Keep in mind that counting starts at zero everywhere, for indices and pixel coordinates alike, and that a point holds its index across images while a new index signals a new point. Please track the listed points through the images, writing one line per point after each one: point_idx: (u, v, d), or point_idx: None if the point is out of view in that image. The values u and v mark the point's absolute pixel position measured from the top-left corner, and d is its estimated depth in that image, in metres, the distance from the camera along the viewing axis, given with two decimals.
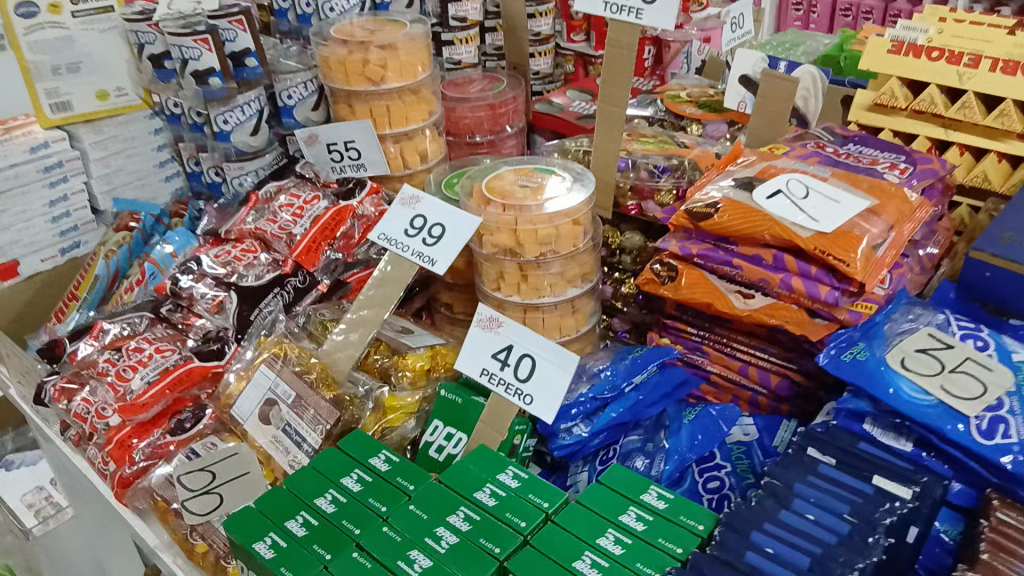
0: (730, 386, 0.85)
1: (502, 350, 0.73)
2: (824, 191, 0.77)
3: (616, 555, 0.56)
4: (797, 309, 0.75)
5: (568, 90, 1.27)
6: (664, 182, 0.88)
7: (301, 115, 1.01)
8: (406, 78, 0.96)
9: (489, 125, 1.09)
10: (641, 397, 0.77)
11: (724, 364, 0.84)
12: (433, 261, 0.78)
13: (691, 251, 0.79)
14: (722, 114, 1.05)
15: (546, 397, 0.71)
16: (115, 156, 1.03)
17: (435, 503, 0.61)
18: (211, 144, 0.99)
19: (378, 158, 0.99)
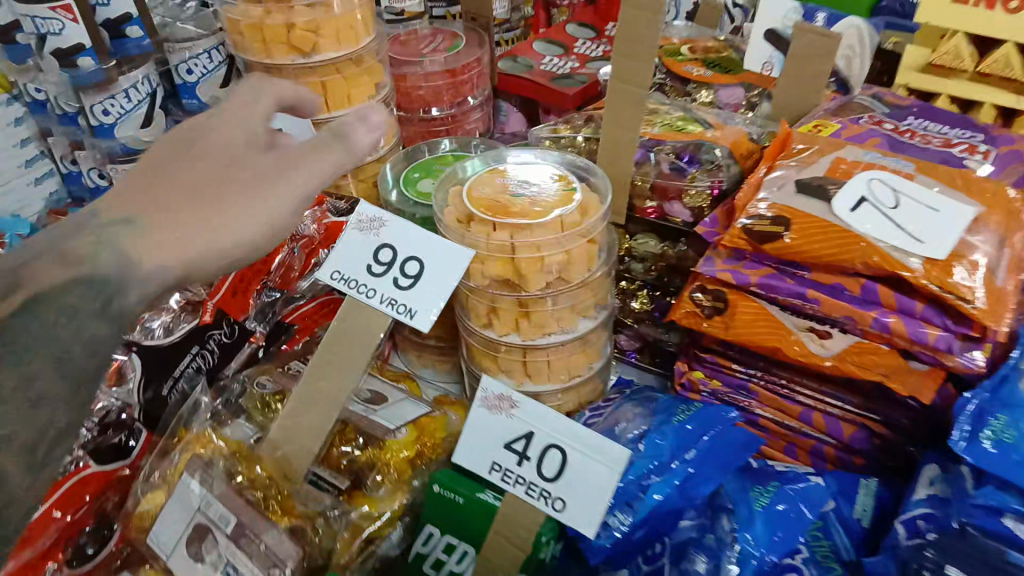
0: (784, 432, 0.69)
1: (519, 438, 0.54)
2: (918, 197, 0.59)
3: None
4: (890, 352, 0.58)
5: (534, 41, 1.05)
6: (696, 178, 0.68)
7: (206, 94, 0.77)
8: (345, 44, 0.73)
9: (449, 96, 0.88)
10: (692, 472, 0.59)
11: (778, 408, 0.68)
12: (411, 312, 0.57)
13: (747, 279, 0.61)
14: (737, 76, 0.87)
15: (583, 502, 0.52)
16: None
17: None
18: (90, 142, 0.74)
19: None
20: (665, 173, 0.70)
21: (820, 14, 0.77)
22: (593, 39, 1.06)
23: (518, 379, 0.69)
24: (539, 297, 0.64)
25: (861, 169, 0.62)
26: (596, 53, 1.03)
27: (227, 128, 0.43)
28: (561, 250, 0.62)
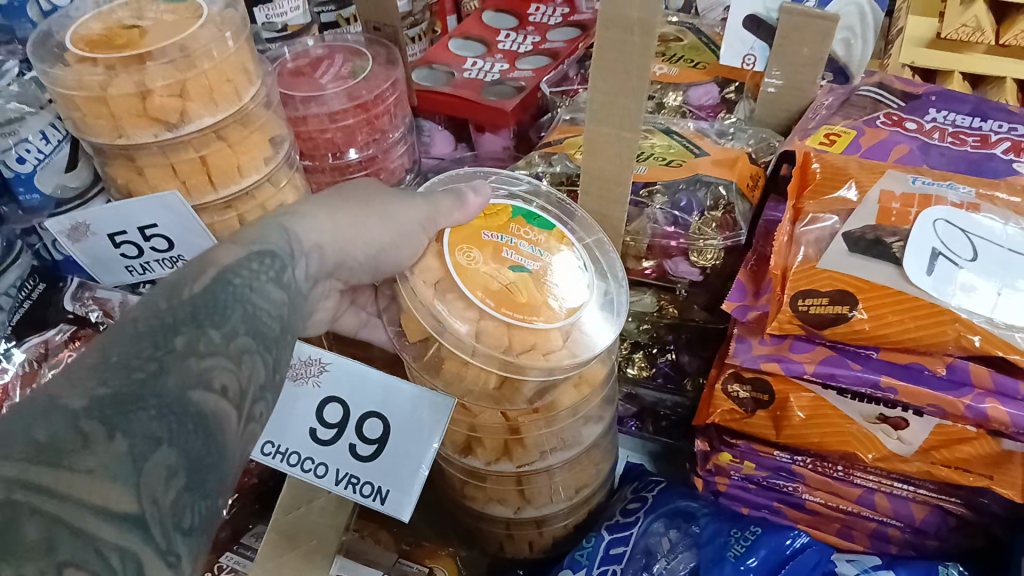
0: (838, 515, 0.57)
1: None
2: (996, 238, 0.47)
3: None
4: (983, 439, 0.47)
5: (449, 40, 0.88)
6: (703, 227, 0.55)
7: (50, 184, 0.56)
8: (224, 104, 0.52)
9: (364, 134, 0.71)
10: None
11: (832, 492, 0.56)
12: (382, 493, 0.42)
13: (802, 370, 0.47)
14: (707, 71, 0.73)
15: None
16: None
17: None
18: None
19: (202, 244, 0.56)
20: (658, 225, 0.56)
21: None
22: (516, 29, 0.90)
23: (516, 506, 0.54)
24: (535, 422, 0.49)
25: (917, 205, 0.49)
26: (524, 46, 0.87)
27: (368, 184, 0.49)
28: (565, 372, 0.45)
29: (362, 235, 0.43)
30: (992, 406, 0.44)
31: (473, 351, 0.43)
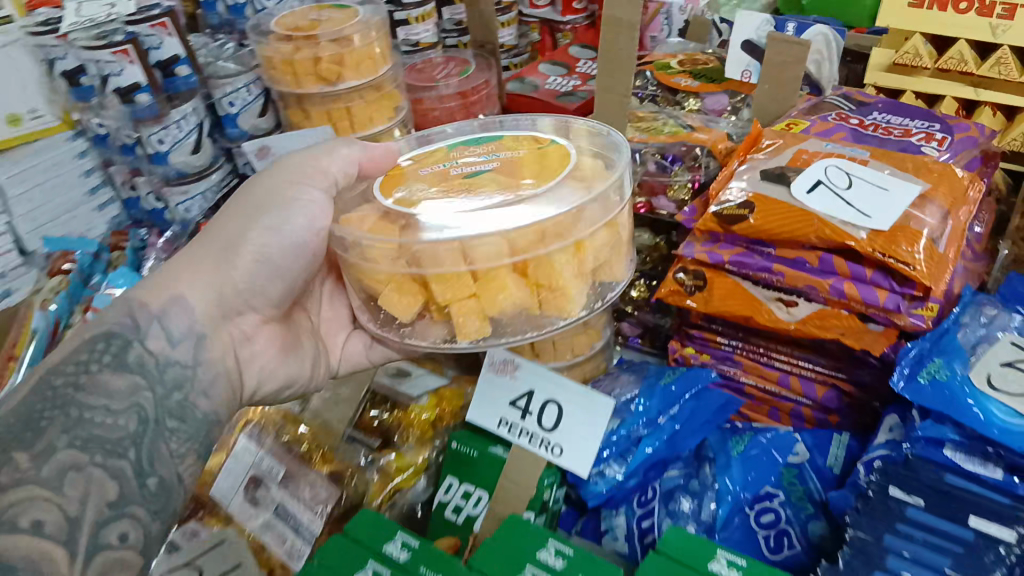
0: (768, 397, 0.77)
1: (522, 395, 0.63)
2: (869, 178, 0.67)
3: None
4: (849, 316, 0.66)
5: (539, 64, 1.14)
6: (677, 174, 0.77)
7: (246, 124, 0.87)
8: (366, 75, 0.83)
9: (461, 116, 0.97)
10: (678, 428, 0.68)
11: (760, 375, 0.76)
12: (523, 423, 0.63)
13: (721, 258, 0.69)
14: (721, 84, 0.95)
15: (575, 447, 0.61)
16: (37, 190, 0.89)
17: None
18: (148, 167, 0.86)
19: None
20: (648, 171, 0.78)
21: (791, 24, 0.86)
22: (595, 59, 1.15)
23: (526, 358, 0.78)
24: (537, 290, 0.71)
25: (821, 157, 0.70)
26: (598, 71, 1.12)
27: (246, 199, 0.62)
28: (593, 223, 0.53)
29: (236, 267, 0.58)
30: (845, 285, 0.64)
31: (469, 262, 0.51)
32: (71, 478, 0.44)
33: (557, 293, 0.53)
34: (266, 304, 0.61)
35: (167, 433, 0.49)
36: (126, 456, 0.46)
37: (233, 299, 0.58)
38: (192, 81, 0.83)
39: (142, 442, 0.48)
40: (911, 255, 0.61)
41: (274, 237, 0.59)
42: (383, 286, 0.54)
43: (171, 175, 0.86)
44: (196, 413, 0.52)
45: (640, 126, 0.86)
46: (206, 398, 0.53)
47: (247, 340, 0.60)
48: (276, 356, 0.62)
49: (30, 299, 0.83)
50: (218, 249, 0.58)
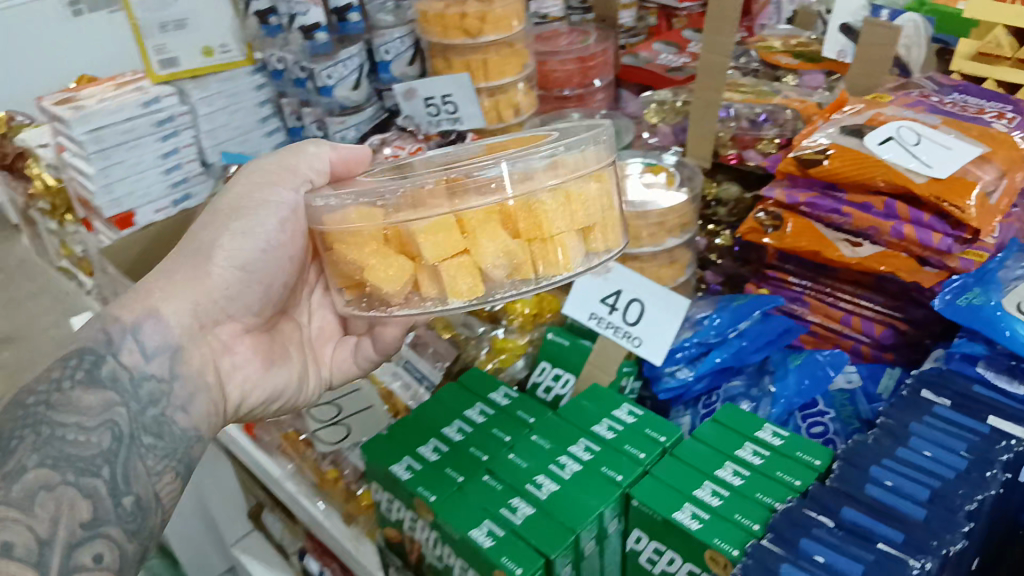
0: (831, 335, 0.84)
1: (611, 294, 0.73)
2: (937, 137, 0.76)
3: (715, 506, 0.56)
4: (907, 258, 0.74)
5: (653, 43, 1.23)
6: (767, 131, 0.88)
7: (398, 70, 1.02)
8: (502, 31, 0.93)
9: (579, 79, 1.07)
10: (744, 343, 0.77)
11: (825, 314, 0.84)
12: (638, 342, 0.71)
13: (798, 200, 0.80)
14: (819, 64, 1.04)
15: (654, 340, 0.71)
16: (220, 112, 1.06)
17: (557, 434, 0.65)
18: (314, 100, 1.02)
19: (474, 112, 0.98)
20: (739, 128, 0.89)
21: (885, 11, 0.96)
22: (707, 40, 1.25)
23: None
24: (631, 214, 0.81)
25: (895, 119, 0.79)
26: None
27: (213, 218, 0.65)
28: (578, 172, 0.55)
29: (210, 275, 0.62)
30: (904, 228, 0.73)
31: (454, 205, 0.53)
32: (42, 498, 0.49)
33: (547, 246, 0.54)
34: (244, 314, 0.66)
35: (141, 450, 0.56)
36: (99, 475, 0.52)
37: (211, 309, 0.63)
38: (361, 27, 1.01)
39: (116, 460, 0.54)
40: (962, 200, 0.70)
41: (243, 241, 0.63)
42: (368, 261, 0.54)
43: (335, 108, 1.02)
44: (175, 429, 0.58)
45: (738, 92, 0.96)
46: (186, 415, 0.59)
47: (227, 351, 0.64)
48: (263, 365, 0.67)
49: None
50: (189, 257, 0.63)
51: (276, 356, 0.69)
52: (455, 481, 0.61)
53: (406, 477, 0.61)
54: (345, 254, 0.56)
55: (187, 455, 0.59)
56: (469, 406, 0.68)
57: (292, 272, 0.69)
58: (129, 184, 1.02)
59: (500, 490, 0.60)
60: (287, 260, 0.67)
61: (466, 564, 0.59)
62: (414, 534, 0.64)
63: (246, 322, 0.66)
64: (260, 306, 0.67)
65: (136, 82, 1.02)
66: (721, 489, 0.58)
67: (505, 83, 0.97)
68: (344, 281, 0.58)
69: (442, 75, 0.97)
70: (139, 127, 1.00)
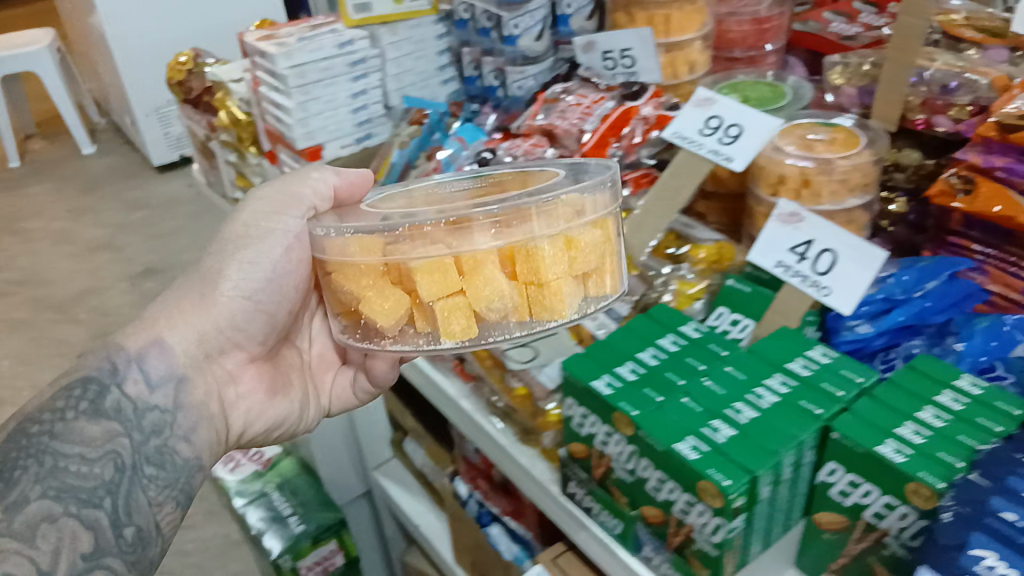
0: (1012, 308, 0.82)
1: (803, 245, 0.74)
2: None
3: (918, 444, 0.58)
4: None
5: (824, 11, 1.23)
6: (959, 97, 0.88)
7: (577, 23, 1.06)
8: None
9: (753, 40, 1.08)
10: (929, 303, 0.78)
11: (1005, 283, 0.81)
12: (829, 292, 0.72)
13: (993, 165, 0.80)
14: (1006, 38, 1.03)
15: (844, 291, 0.71)
16: (406, 58, 1.13)
17: (753, 367, 0.68)
18: (498, 48, 1.07)
19: (652, 67, 0.99)
20: (927, 94, 0.90)
21: None
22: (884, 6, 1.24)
23: None
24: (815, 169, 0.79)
25: None
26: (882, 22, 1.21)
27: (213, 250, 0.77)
28: (581, 223, 0.61)
29: (217, 303, 0.74)
30: None
31: (451, 246, 0.58)
32: (43, 530, 0.56)
33: (543, 289, 0.60)
34: (249, 344, 0.78)
35: (142, 480, 0.64)
36: (101, 506, 0.60)
37: (216, 340, 0.75)
38: None
39: (117, 492, 0.62)
40: None
41: (248, 271, 0.75)
42: (365, 296, 0.62)
43: (516, 57, 1.07)
44: (175, 458, 0.68)
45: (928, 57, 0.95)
46: (188, 443, 0.69)
47: (232, 381, 0.77)
48: (261, 393, 0.80)
49: (393, 140, 1.10)
50: (200, 281, 0.75)
51: (276, 387, 0.83)
52: (655, 399, 0.65)
53: (608, 392, 0.66)
54: (342, 286, 0.64)
55: (188, 481, 0.68)
56: (662, 337, 0.73)
57: (296, 296, 0.81)
58: (322, 121, 1.09)
59: (700, 411, 0.64)
60: (290, 288, 0.79)
61: (664, 476, 0.62)
62: (606, 448, 0.68)
63: (251, 353, 0.79)
64: (264, 338, 0.80)
65: (331, 24, 1.10)
66: (923, 429, 0.60)
67: (684, 41, 0.97)
68: (345, 308, 0.66)
69: (624, 29, 0.99)
70: (334, 66, 1.07)
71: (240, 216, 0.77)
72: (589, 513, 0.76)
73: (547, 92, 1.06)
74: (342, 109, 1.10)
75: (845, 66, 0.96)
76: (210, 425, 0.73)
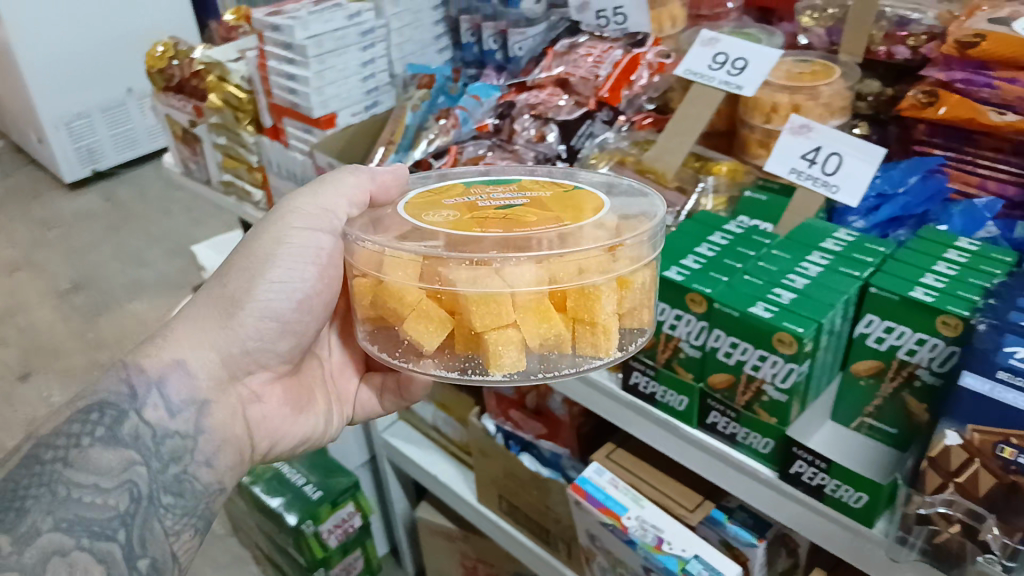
0: (971, 182, 1.10)
1: (813, 153, 1.07)
2: None
3: (941, 287, 0.84)
4: None
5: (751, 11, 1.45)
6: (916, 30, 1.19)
7: None
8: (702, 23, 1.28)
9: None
10: (908, 197, 1.09)
11: (964, 181, 1.11)
12: (836, 189, 1.05)
13: (954, 78, 1.08)
14: None
15: (849, 186, 1.05)
16: (408, 28, 1.59)
17: (793, 247, 0.97)
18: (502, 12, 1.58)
19: (641, 21, 1.45)
20: (891, 28, 1.22)
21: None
22: None
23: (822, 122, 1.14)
24: (804, 97, 1.11)
25: None
26: None
27: (235, 275, 0.82)
28: (632, 262, 0.65)
29: (242, 325, 0.81)
30: None
31: (510, 285, 0.62)
32: (54, 563, 0.64)
33: (594, 327, 0.65)
34: (273, 363, 0.85)
35: (157, 509, 0.73)
36: (114, 538, 0.69)
37: (241, 359, 0.82)
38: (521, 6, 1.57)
39: (132, 521, 0.70)
40: None
41: (274, 289, 0.82)
42: (411, 318, 0.65)
43: (519, 22, 1.57)
44: (195, 485, 0.77)
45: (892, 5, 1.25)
46: (208, 468, 0.78)
47: (257, 398, 0.85)
48: (287, 410, 0.88)
49: (406, 103, 1.51)
50: (224, 302, 0.81)
51: (300, 405, 0.91)
52: (722, 279, 0.92)
53: (682, 277, 0.92)
54: (387, 304, 0.67)
55: (206, 505, 0.78)
56: (809, 253, 0.96)
57: (320, 315, 0.88)
58: (336, 90, 1.49)
59: (748, 291, 0.89)
60: (321, 304, 0.87)
61: (890, 327, 0.86)
62: (675, 330, 0.95)
63: (274, 372, 0.86)
64: (288, 358, 0.87)
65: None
66: (932, 290, 0.83)
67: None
68: (377, 317, 0.71)
69: None
70: (346, 36, 1.47)
71: (275, 226, 0.83)
72: (652, 397, 1.03)
73: (554, 45, 1.53)
74: (352, 80, 1.51)
75: (814, 10, 1.29)
76: (236, 445, 0.82)
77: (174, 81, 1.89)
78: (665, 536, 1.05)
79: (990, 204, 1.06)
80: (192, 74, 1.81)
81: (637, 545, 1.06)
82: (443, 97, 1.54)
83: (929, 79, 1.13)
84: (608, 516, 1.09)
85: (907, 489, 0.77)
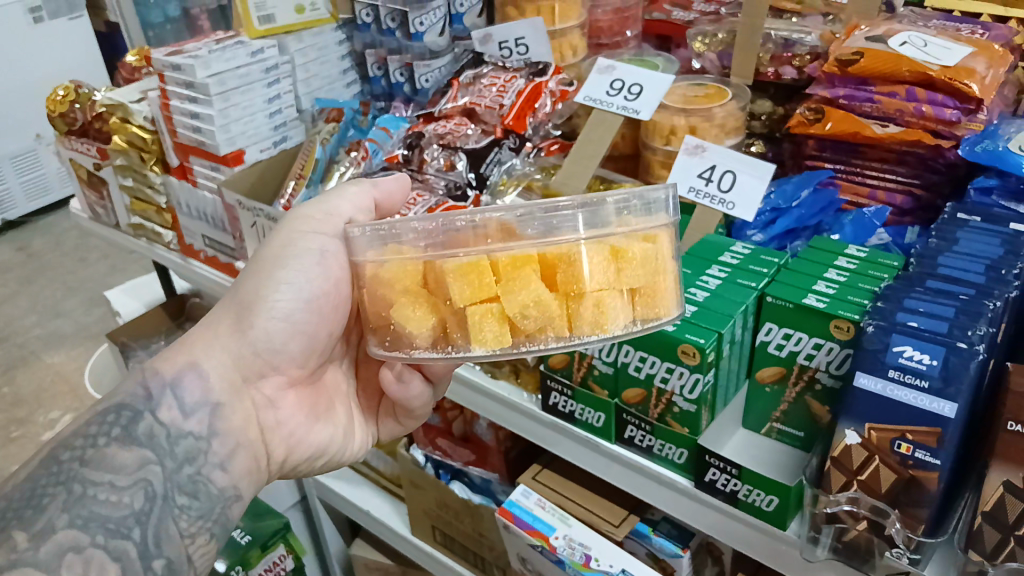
0: (862, 193, 1.23)
1: (708, 170, 1.19)
2: (937, 43, 1.17)
3: (832, 292, 0.95)
4: (926, 131, 1.15)
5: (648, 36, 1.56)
6: (801, 50, 1.31)
7: (467, 20, 1.65)
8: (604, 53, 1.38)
9: (617, 26, 1.51)
10: (801, 209, 1.21)
11: (855, 191, 1.24)
12: (733, 204, 1.16)
13: (839, 95, 1.21)
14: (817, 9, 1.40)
15: (744, 201, 1.15)
16: (312, 64, 1.64)
17: (695, 263, 1.09)
18: (406, 43, 1.61)
19: (543, 51, 1.51)
20: (777, 49, 1.33)
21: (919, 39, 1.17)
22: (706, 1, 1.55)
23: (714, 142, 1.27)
24: (699, 119, 1.21)
25: (904, 31, 1.20)
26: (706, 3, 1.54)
27: (248, 278, 0.90)
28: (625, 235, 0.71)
29: (255, 325, 0.89)
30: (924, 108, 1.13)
31: (487, 251, 0.70)
32: (68, 559, 0.69)
33: (587, 301, 0.70)
34: (287, 367, 0.93)
35: (172, 509, 0.78)
36: (129, 537, 0.74)
37: (255, 360, 0.90)
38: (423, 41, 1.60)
39: (146, 519, 0.75)
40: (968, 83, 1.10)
41: (283, 293, 0.90)
42: (399, 303, 0.73)
43: (425, 53, 1.62)
44: (209, 487, 0.83)
45: (777, 25, 1.38)
46: (222, 471, 0.84)
47: (273, 404, 0.92)
48: (299, 416, 0.95)
49: (315, 137, 1.57)
50: (239, 307, 0.89)
51: (316, 413, 0.98)
52: None
53: None
54: (381, 291, 0.75)
55: (221, 509, 0.83)
56: (710, 267, 1.08)
57: (333, 318, 0.95)
58: (241, 128, 1.53)
59: None
60: (327, 307, 0.93)
61: (789, 334, 0.96)
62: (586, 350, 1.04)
63: (287, 376, 0.94)
64: (300, 364, 0.95)
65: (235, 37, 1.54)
66: (823, 296, 0.94)
67: (565, 27, 1.48)
68: (383, 322, 0.77)
69: (517, 21, 1.51)
70: (250, 73, 1.51)
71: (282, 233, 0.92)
72: (572, 415, 1.13)
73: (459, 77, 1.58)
74: (257, 116, 1.55)
75: (705, 35, 1.40)
76: (251, 450, 0.88)
77: (76, 125, 1.79)
78: (592, 553, 1.13)
79: (877, 212, 1.19)
80: (94, 117, 1.74)
81: (565, 564, 1.13)
82: (353, 130, 1.60)
83: (814, 96, 1.25)
84: (537, 539, 1.17)
85: (814, 489, 0.88)
